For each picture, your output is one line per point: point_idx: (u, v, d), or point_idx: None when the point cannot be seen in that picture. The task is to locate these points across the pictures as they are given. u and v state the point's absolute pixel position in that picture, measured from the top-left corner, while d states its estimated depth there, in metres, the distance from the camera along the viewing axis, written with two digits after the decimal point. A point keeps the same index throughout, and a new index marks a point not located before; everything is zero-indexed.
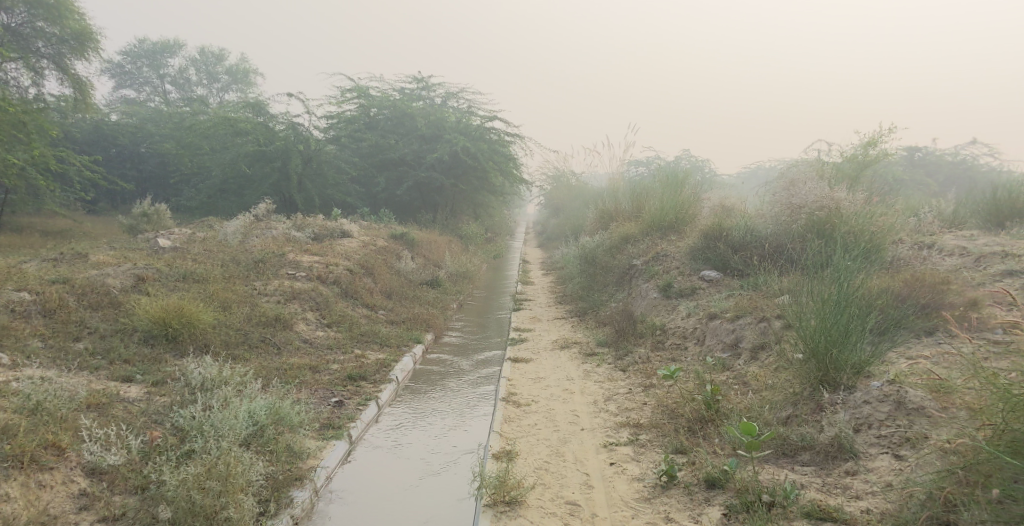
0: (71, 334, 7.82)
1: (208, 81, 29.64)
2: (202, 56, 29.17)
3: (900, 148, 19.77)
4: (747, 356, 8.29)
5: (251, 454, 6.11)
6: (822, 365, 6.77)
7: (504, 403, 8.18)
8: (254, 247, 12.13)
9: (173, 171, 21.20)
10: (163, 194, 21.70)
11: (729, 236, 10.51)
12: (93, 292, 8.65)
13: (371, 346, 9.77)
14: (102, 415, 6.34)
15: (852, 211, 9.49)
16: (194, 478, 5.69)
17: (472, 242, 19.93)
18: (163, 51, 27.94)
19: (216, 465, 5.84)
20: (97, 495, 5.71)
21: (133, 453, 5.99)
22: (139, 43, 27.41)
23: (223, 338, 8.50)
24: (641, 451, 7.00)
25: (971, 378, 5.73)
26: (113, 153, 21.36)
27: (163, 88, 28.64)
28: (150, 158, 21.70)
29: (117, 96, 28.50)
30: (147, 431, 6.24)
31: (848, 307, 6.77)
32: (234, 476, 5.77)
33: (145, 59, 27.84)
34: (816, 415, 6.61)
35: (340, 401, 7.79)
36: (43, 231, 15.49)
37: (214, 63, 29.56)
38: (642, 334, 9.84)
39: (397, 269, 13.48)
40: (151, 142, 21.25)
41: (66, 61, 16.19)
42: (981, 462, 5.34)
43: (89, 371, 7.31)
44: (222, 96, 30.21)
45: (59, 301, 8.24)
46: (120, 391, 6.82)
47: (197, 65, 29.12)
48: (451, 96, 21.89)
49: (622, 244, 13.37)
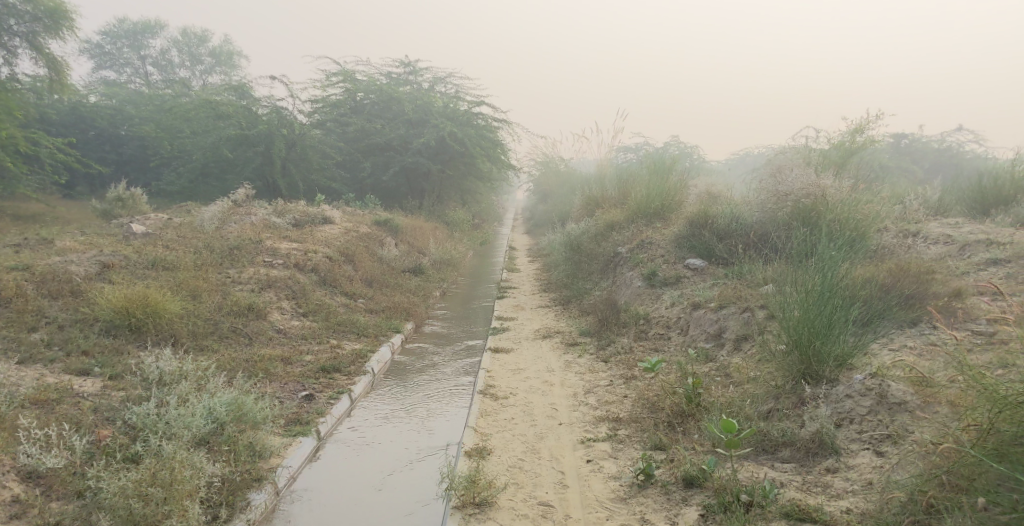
0: (27, 325, 7.53)
1: (191, 62, 29.10)
2: (185, 37, 28.61)
3: (887, 134, 19.56)
4: (730, 346, 8.08)
5: (204, 455, 5.85)
6: (805, 357, 6.54)
7: (481, 396, 7.94)
8: (230, 233, 11.79)
9: (153, 154, 20.74)
10: (143, 178, 21.19)
11: (715, 223, 10.27)
12: (54, 280, 8.35)
13: (348, 336, 9.49)
14: (48, 413, 6.08)
15: (838, 199, 9.28)
16: (134, 485, 5.43)
17: (458, 228, 19.63)
18: (144, 31, 27.40)
19: (162, 470, 5.58)
20: (31, 502, 5.43)
21: (76, 455, 5.73)
22: (119, 23, 26.83)
23: (190, 328, 8.22)
24: (618, 447, 6.78)
25: (957, 375, 5.51)
26: (91, 135, 20.85)
27: (144, 69, 28.09)
28: (130, 140, 21.17)
29: (98, 77, 27.89)
30: (95, 430, 6.00)
31: (832, 298, 6.54)
32: (180, 482, 5.50)
33: (126, 40, 27.30)
34: (798, 410, 6.39)
35: (310, 394, 7.53)
36: (13, 215, 15.08)
37: (197, 44, 29.00)
38: (625, 323, 9.59)
39: (380, 256, 13.19)
40: (130, 125, 20.81)
41: (39, 40, 15.73)
42: (966, 465, 5.13)
43: (43, 365, 7.04)
44: (205, 78, 29.68)
45: (17, 290, 7.94)
46: (75, 385, 6.55)
47: (180, 47, 28.56)
48: (439, 80, 21.53)
49: (608, 231, 13.10)
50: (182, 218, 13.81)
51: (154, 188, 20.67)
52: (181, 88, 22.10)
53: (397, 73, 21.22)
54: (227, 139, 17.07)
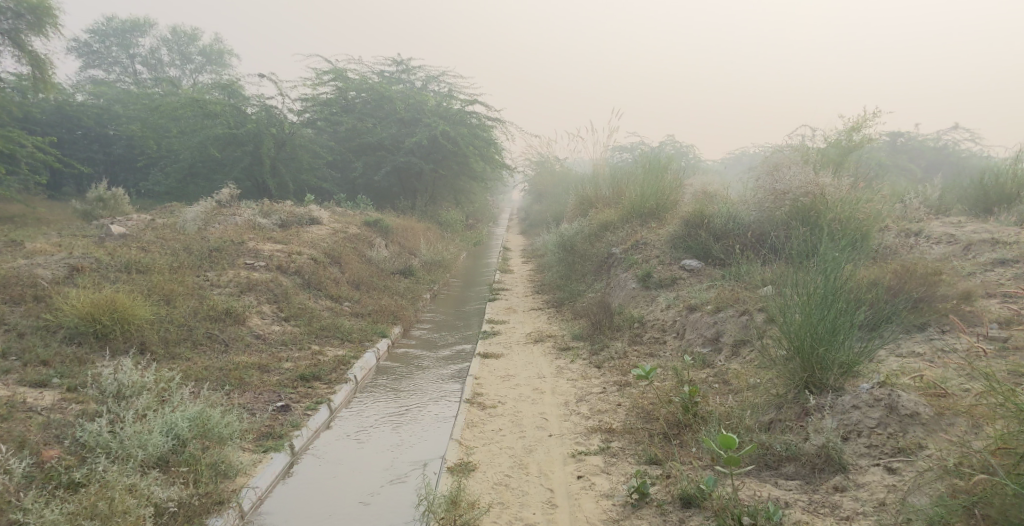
0: None
1: (181, 62, 28.64)
2: (174, 36, 28.16)
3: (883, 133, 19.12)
4: (728, 352, 7.70)
5: (155, 480, 5.58)
6: (807, 365, 6.15)
7: (467, 405, 7.54)
8: (212, 235, 11.33)
9: (140, 153, 20.28)
10: (132, 178, 20.77)
11: (711, 223, 9.87)
12: (17, 285, 8.02)
13: (331, 342, 9.06)
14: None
15: (838, 197, 8.92)
16: (68, 519, 5.14)
17: (450, 228, 19.19)
18: (133, 29, 26.91)
19: (101, 500, 5.29)
20: None
21: (13, 480, 5.33)
22: (107, 22, 26.34)
23: (161, 335, 7.86)
24: (612, 461, 6.38)
25: (983, 392, 5.15)
26: (78, 136, 20.41)
27: (133, 68, 27.58)
28: (118, 140, 20.73)
29: (86, 77, 27.42)
30: (39, 451, 5.64)
31: (836, 301, 6.17)
32: (125, 512, 5.23)
33: (114, 39, 26.82)
34: (802, 421, 6.01)
35: (286, 405, 7.14)
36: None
37: (187, 43, 28.53)
38: (619, 327, 9.18)
39: (368, 257, 12.77)
40: (118, 123, 20.38)
41: (22, 38, 15.26)
42: (995, 496, 4.76)
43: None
44: (195, 77, 29.23)
45: None
46: (29, 398, 6.27)
47: (170, 46, 28.13)
48: (432, 79, 21.13)
49: (602, 231, 12.70)
50: (165, 218, 13.35)
51: (141, 189, 20.22)
52: (170, 87, 21.64)
53: (390, 71, 20.82)
54: (214, 138, 16.61)
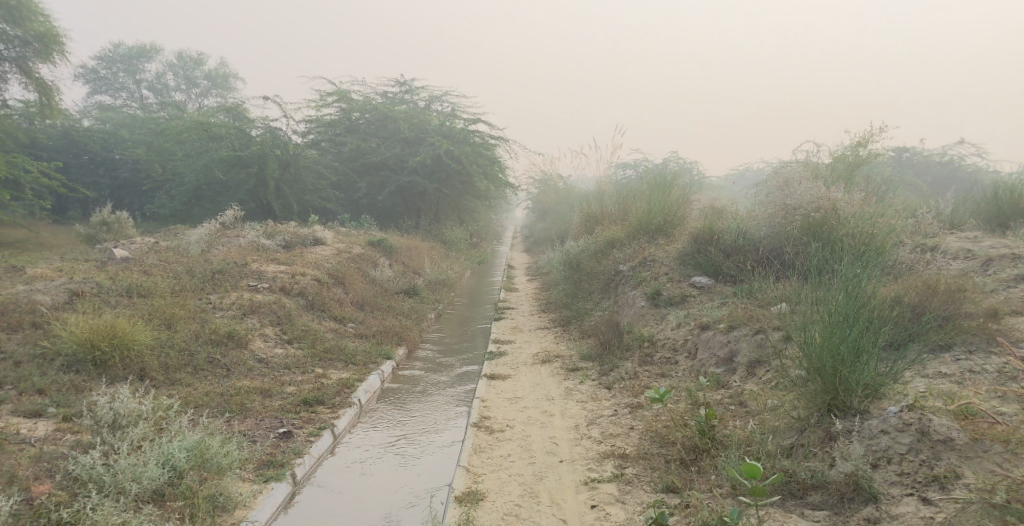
0: None
1: (186, 86, 28.62)
2: (180, 61, 28.17)
3: (889, 148, 18.90)
4: (743, 372, 7.46)
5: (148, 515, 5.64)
6: (830, 386, 5.95)
7: (474, 429, 7.31)
8: (214, 256, 11.14)
9: (146, 177, 20.14)
10: (138, 202, 20.63)
11: (721, 240, 9.65)
12: (18, 312, 7.87)
13: (335, 365, 8.83)
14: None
15: (851, 212, 8.70)
16: None
17: (455, 247, 18.99)
18: (139, 56, 26.92)
19: None
20: None
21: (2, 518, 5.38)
22: (114, 48, 26.42)
23: (162, 361, 7.69)
24: (626, 489, 6.20)
25: None
26: (85, 161, 20.29)
27: (140, 93, 27.56)
28: (124, 164, 20.58)
29: (93, 102, 27.43)
30: (29, 487, 5.67)
31: (858, 319, 5.96)
32: None
33: (121, 65, 26.84)
34: (826, 446, 5.84)
35: (288, 431, 6.97)
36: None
37: (193, 68, 28.53)
38: (629, 347, 8.93)
39: (371, 277, 12.57)
40: (124, 147, 20.25)
41: (30, 65, 15.19)
42: None
43: None
44: (200, 101, 29.19)
45: None
46: (23, 429, 6.34)
47: (175, 70, 28.15)
48: (435, 98, 21.03)
49: (608, 248, 12.45)
50: (169, 241, 13.18)
51: (145, 212, 20.06)
52: (175, 110, 21.58)
53: (393, 92, 20.72)
54: (220, 161, 16.49)
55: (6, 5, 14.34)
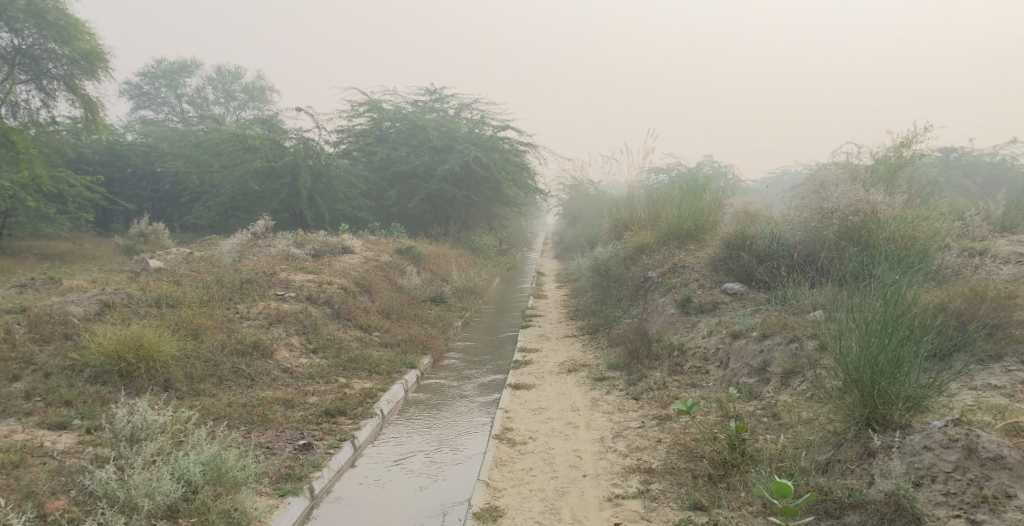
0: (9, 374, 7.09)
1: (225, 99, 28.92)
2: (218, 75, 28.48)
3: (936, 148, 18.30)
4: (777, 383, 7.17)
5: None
6: (869, 399, 5.67)
7: (496, 441, 7.12)
8: (244, 266, 11.09)
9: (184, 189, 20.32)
10: (177, 214, 20.82)
11: (754, 244, 9.34)
12: (50, 322, 7.88)
13: (359, 375, 8.68)
14: (14, 489, 5.68)
15: (891, 215, 8.35)
16: None
17: (484, 254, 18.80)
18: (180, 71, 27.24)
19: None
20: None
21: None
22: (156, 64, 26.74)
23: (187, 372, 7.61)
24: (652, 506, 5.98)
25: None
26: (127, 174, 20.51)
27: (180, 108, 27.89)
28: (165, 177, 20.77)
29: (137, 117, 27.79)
30: (43, 502, 5.62)
31: (898, 327, 5.67)
32: None
33: (163, 80, 27.18)
34: (865, 463, 5.55)
35: (307, 443, 6.83)
36: (39, 256, 14.64)
37: (231, 81, 28.83)
38: (658, 356, 8.65)
39: (399, 285, 12.43)
40: (164, 160, 20.45)
41: (76, 82, 15.41)
42: None
43: (18, 419, 6.59)
44: (238, 114, 29.48)
45: (5, 336, 7.51)
46: (46, 441, 6.30)
47: (214, 84, 28.46)
48: (465, 106, 20.92)
49: (637, 254, 12.17)
50: (202, 252, 13.20)
51: (183, 223, 20.22)
52: (213, 123, 21.78)
53: (424, 101, 20.65)
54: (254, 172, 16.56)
55: (54, 24, 14.55)
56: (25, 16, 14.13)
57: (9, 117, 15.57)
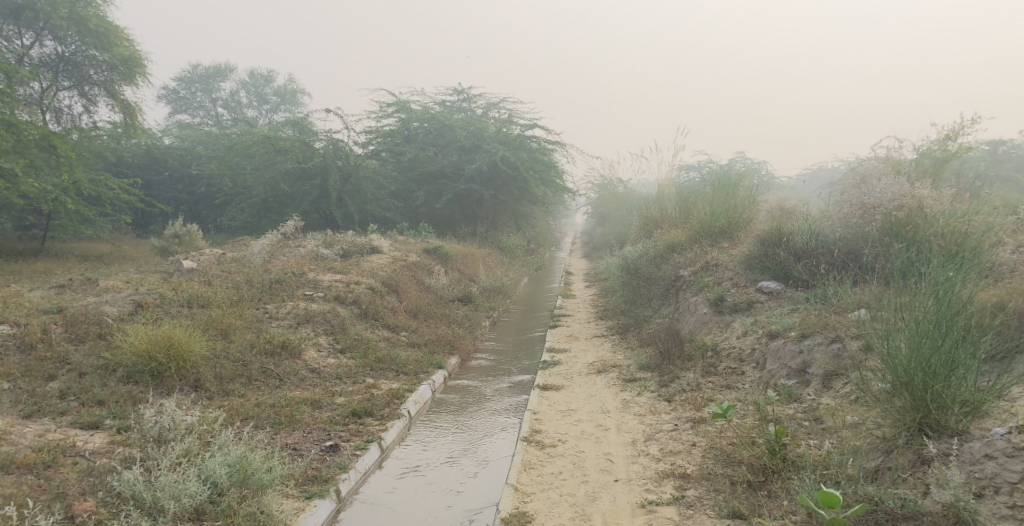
0: (44, 373, 7.02)
1: (258, 103, 29.05)
2: (252, 79, 28.62)
3: (984, 141, 17.72)
4: (818, 385, 6.89)
5: None
6: (920, 403, 5.39)
7: (525, 444, 6.92)
8: (273, 266, 10.99)
9: (218, 191, 20.35)
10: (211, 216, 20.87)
11: (791, 241, 9.02)
12: (84, 322, 7.82)
13: (386, 375, 8.52)
14: (43, 491, 5.59)
15: (938, 210, 8.02)
16: None
17: (512, 254, 18.59)
18: (215, 75, 27.40)
19: None
20: None
21: None
22: (192, 69, 26.93)
23: (216, 371, 7.49)
24: (688, 514, 5.75)
25: None
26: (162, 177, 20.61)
27: (215, 111, 28.03)
28: (199, 180, 20.86)
29: (173, 121, 27.98)
30: (72, 503, 5.53)
31: (952, 328, 5.40)
32: None
33: (198, 84, 27.35)
34: (918, 471, 5.27)
35: (334, 445, 6.68)
36: (80, 258, 14.71)
37: (264, 85, 28.94)
38: (691, 356, 8.38)
39: (426, 285, 12.28)
40: (198, 162, 20.50)
41: (116, 88, 15.45)
42: None
43: (51, 418, 6.52)
44: (271, 117, 29.59)
45: (41, 335, 7.46)
46: (78, 441, 6.22)
47: (248, 88, 28.60)
48: (493, 105, 20.74)
49: (669, 252, 11.86)
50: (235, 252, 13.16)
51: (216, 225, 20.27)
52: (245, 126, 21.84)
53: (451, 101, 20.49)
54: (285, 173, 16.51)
55: (95, 31, 14.59)
56: (67, 24, 14.20)
57: (53, 122, 15.79)
